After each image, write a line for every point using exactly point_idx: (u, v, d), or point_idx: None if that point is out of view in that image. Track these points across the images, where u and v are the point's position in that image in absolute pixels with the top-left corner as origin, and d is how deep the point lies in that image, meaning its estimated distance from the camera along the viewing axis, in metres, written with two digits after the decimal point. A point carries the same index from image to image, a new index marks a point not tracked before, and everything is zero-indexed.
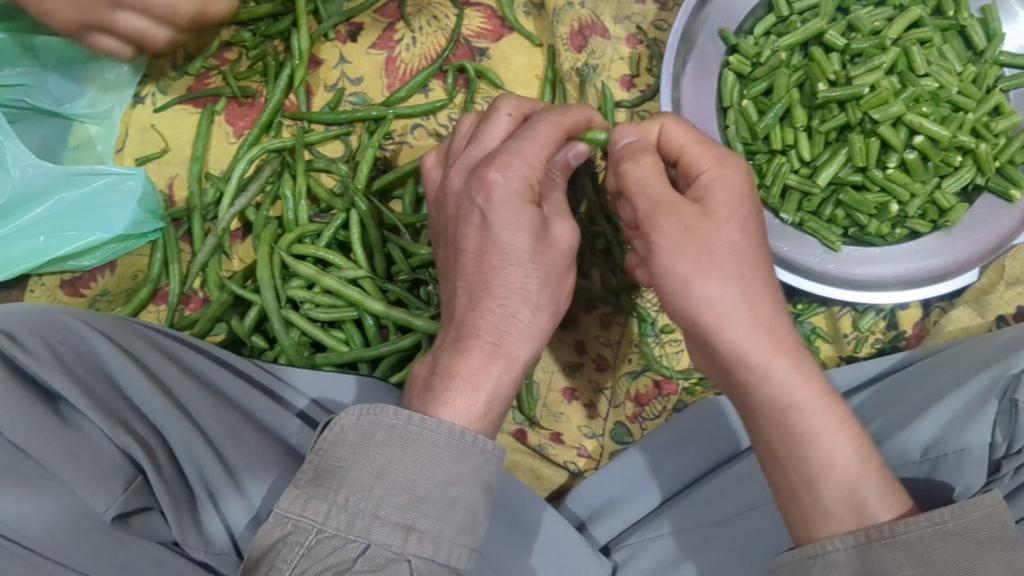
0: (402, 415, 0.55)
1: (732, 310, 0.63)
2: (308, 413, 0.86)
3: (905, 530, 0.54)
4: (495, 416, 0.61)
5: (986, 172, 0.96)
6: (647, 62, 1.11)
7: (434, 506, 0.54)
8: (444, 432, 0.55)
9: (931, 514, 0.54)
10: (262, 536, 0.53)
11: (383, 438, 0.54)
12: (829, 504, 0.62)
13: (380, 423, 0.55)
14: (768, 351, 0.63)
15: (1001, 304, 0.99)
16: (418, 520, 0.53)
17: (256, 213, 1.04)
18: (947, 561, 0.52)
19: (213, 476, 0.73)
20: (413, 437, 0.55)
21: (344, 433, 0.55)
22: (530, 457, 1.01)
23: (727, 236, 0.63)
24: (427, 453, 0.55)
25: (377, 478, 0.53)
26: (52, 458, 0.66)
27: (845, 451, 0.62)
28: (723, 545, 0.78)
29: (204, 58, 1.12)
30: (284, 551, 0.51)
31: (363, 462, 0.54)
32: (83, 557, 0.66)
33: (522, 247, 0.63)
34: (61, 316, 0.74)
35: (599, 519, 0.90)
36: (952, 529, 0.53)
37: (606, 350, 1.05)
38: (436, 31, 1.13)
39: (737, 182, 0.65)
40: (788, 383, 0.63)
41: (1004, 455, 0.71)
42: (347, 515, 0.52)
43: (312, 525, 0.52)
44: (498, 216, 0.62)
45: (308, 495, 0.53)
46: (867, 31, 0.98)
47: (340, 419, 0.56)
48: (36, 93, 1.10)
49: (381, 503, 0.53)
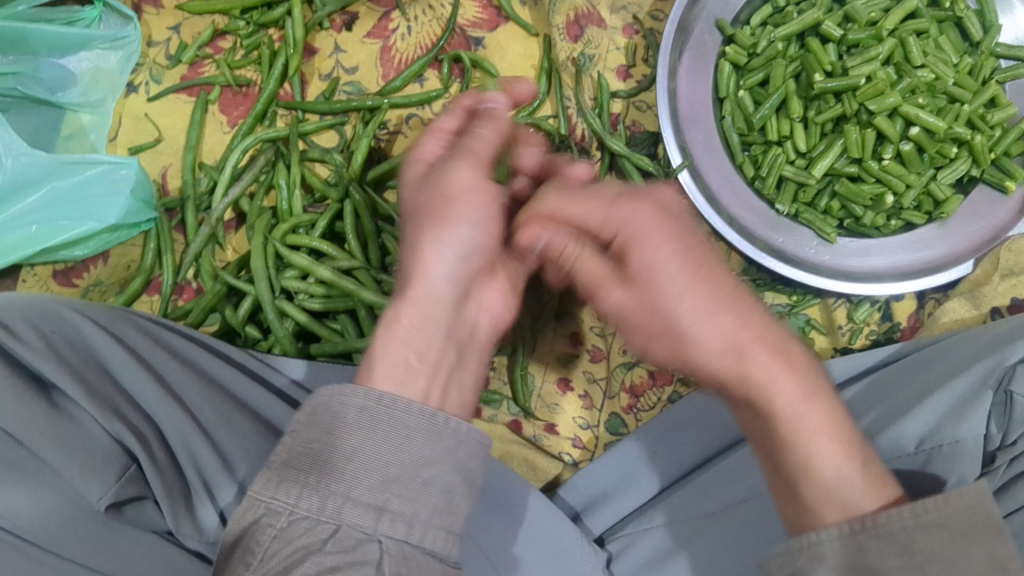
0: (373, 396, 0.55)
1: (695, 339, 0.60)
2: (288, 392, 0.85)
3: (887, 521, 0.54)
4: (407, 362, 0.59)
5: (981, 163, 0.96)
6: (644, 52, 1.11)
7: (407, 487, 0.53)
8: (416, 412, 0.56)
9: (912, 505, 0.54)
10: (236, 518, 0.54)
11: (353, 419, 0.54)
12: (814, 503, 0.59)
13: (350, 404, 0.55)
14: (739, 373, 0.60)
15: (995, 295, 0.98)
16: (390, 501, 0.53)
17: (250, 203, 1.04)
18: (930, 552, 0.52)
19: (207, 465, 0.74)
20: (384, 419, 0.55)
21: (317, 413, 0.55)
22: (524, 447, 1.00)
23: (652, 268, 0.59)
24: (399, 434, 0.55)
25: (349, 460, 0.53)
26: (45, 447, 0.66)
27: (826, 453, 0.59)
28: (716, 535, 0.79)
29: (198, 46, 1.11)
30: (259, 533, 0.52)
31: (332, 445, 0.53)
32: (76, 546, 0.66)
33: (413, 217, 0.65)
34: (54, 305, 0.73)
35: (592, 509, 0.90)
36: (935, 520, 0.53)
37: (601, 340, 1.05)
38: (431, 20, 1.13)
39: (648, 213, 0.59)
40: (767, 393, 0.59)
41: (998, 447, 0.73)
42: (319, 496, 0.52)
43: (284, 508, 0.52)
44: (406, 193, 0.67)
45: (280, 477, 0.53)
46: (864, 22, 0.98)
47: (311, 401, 0.56)
48: (27, 80, 1.08)
49: (353, 484, 0.52)
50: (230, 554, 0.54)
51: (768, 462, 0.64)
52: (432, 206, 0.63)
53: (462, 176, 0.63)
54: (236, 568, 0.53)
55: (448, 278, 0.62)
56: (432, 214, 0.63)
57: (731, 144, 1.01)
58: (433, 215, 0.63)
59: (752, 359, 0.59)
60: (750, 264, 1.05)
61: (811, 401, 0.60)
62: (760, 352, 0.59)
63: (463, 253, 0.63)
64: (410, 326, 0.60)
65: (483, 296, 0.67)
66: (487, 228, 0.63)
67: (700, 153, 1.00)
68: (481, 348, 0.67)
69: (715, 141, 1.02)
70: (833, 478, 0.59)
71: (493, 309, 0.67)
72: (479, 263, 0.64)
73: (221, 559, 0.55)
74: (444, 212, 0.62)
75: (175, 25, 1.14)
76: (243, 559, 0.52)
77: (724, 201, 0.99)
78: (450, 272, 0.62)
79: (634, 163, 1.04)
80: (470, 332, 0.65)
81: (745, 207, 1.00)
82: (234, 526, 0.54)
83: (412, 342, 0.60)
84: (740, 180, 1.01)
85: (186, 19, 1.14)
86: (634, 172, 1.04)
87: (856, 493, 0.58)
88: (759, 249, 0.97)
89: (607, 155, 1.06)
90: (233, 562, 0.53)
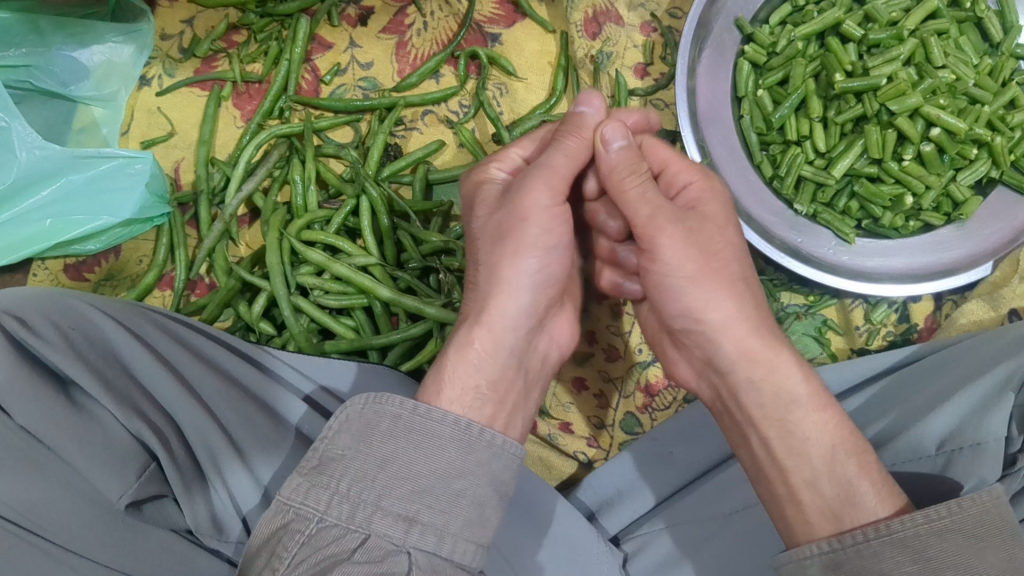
0: (407, 405, 0.55)
1: (733, 315, 0.68)
2: (316, 399, 0.84)
3: (900, 528, 0.53)
4: (468, 390, 0.62)
5: (1001, 166, 0.96)
6: (662, 50, 1.11)
7: (438, 499, 0.53)
8: (448, 423, 0.56)
9: (925, 512, 0.53)
10: (263, 524, 0.51)
11: (387, 427, 0.54)
12: (820, 507, 0.63)
13: (384, 412, 0.55)
14: (773, 350, 0.67)
15: (1014, 297, 0.98)
16: (421, 513, 0.52)
17: (264, 198, 1.03)
18: (944, 559, 0.51)
19: (222, 455, 0.72)
20: (419, 429, 0.55)
21: (351, 422, 0.55)
22: (540, 446, 1.01)
23: (721, 235, 0.70)
24: (432, 443, 0.55)
25: (380, 467, 0.53)
26: (66, 446, 0.65)
27: (833, 440, 0.64)
28: (734, 537, 0.78)
29: (212, 40, 1.11)
30: (286, 539, 0.50)
31: (366, 452, 0.53)
32: (95, 544, 0.66)
33: (480, 241, 0.69)
34: (74, 301, 0.73)
35: (609, 509, 0.90)
36: (948, 525, 0.52)
37: (616, 339, 1.05)
38: (448, 16, 1.12)
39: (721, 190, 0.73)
40: (790, 380, 0.66)
41: (1019, 449, 0.73)
42: (351, 503, 0.51)
43: (313, 514, 0.50)
44: (473, 217, 0.72)
45: (310, 483, 0.52)
46: (883, 22, 0.97)
47: (345, 407, 0.55)
48: (40, 73, 1.07)
49: (383, 494, 0.52)
50: (252, 559, 0.51)
51: (762, 487, 0.68)
52: (505, 226, 0.67)
53: (541, 198, 0.66)
54: (262, 571, 0.50)
55: (522, 304, 0.65)
56: (509, 239, 0.66)
57: (749, 144, 1.01)
58: (508, 238, 0.66)
59: (778, 345, 0.68)
60: (768, 264, 1.04)
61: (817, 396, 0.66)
62: (778, 345, 0.68)
63: (539, 275, 0.66)
64: (481, 353, 0.63)
65: (549, 323, 0.72)
66: (560, 253, 0.67)
67: (719, 151, 0.99)
68: (546, 374, 0.72)
69: (734, 140, 1.01)
70: (847, 479, 0.62)
71: (560, 338, 0.74)
72: (554, 283, 0.68)
73: (246, 564, 0.52)
74: (522, 236, 0.65)
75: (188, 18, 1.13)
76: (268, 564, 0.50)
77: (743, 200, 0.99)
78: (533, 288, 0.66)
79: None
80: (534, 364, 0.70)
81: (764, 207, 0.99)
82: (258, 534, 0.52)
83: (483, 370, 0.63)
84: (759, 179, 1.01)
85: (200, 12, 1.13)
86: None
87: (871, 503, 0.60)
88: (777, 250, 0.96)
89: None
90: (259, 565, 0.51)
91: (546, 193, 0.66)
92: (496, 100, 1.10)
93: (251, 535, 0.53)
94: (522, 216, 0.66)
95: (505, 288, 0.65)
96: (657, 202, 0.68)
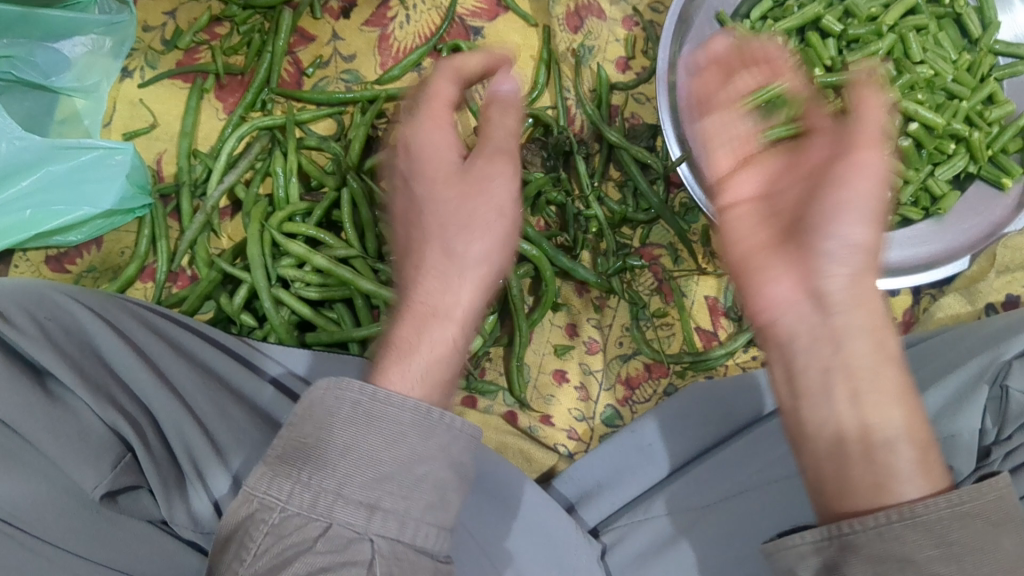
0: (367, 391, 0.54)
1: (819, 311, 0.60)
2: (283, 380, 0.85)
3: (925, 511, 0.52)
4: (443, 381, 0.63)
5: (979, 161, 0.97)
6: (643, 44, 1.12)
7: (399, 485, 0.53)
8: (410, 409, 0.55)
9: (948, 495, 0.52)
10: (232, 512, 0.53)
11: (347, 414, 0.54)
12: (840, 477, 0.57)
13: (346, 398, 0.54)
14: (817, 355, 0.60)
15: (990, 292, 0.98)
16: (382, 500, 0.52)
17: (246, 190, 1.03)
18: (966, 543, 0.51)
19: (197, 449, 0.73)
20: (378, 415, 0.54)
21: (311, 408, 0.54)
22: (519, 439, 0.98)
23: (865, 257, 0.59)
24: (393, 431, 0.54)
25: (343, 455, 0.52)
26: (40, 437, 0.65)
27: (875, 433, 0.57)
28: (718, 526, 0.79)
29: (193, 32, 1.11)
30: (252, 529, 0.51)
31: (326, 441, 0.53)
32: (69, 535, 0.65)
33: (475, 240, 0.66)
34: (51, 292, 0.73)
35: (587, 500, 0.90)
36: (971, 510, 0.52)
37: (596, 332, 1.05)
38: (430, 8, 1.13)
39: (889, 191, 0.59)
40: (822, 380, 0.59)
41: (993, 441, 0.75)
42: (312, 494, 0.51)
43: (276, 504, 0.51)
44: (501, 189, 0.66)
45: (274, 472, 0.52)
46: (863, 17, 0.98)
47: (308, 393, 0.55)
48: (21, 65, 1.05)
49: (345, 481, 0.52)
50: (223, 547, 0.53)
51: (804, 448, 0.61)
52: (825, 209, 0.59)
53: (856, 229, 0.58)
54: (231, 561, 0.52)
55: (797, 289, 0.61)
56: (811, 233, 0.59)
57: None
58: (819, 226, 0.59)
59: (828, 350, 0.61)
60: None
61: (885, 358, 0.58)
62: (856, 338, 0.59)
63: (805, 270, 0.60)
64: (445, 349, 0.64)
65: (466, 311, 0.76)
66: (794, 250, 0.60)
67: None
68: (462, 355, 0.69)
69: None
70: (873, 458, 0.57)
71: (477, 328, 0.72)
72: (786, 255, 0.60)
73: (215, 554, 0.54)
74: (831, 232, 0.58)
75: (171, 10, 1.14)
76: (237, 553, 0.52)
77: None
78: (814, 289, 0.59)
79: (633, 155, 1.04)
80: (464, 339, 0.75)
81: None
82: (228, 521, 0.53)
83: (444, 362, 0.64)
84: None
85: (181, 4, 1.14)
86: (632, 164, 1.04)
87: (894, 431, 0.56)
88: None
89: (606, 147, 1.06)
90: (228, 556, 0.52)
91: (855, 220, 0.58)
92: (479, 93, 1.10)
93: (220, 522, 0.54)
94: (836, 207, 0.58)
95: (457, 264, 0.66)
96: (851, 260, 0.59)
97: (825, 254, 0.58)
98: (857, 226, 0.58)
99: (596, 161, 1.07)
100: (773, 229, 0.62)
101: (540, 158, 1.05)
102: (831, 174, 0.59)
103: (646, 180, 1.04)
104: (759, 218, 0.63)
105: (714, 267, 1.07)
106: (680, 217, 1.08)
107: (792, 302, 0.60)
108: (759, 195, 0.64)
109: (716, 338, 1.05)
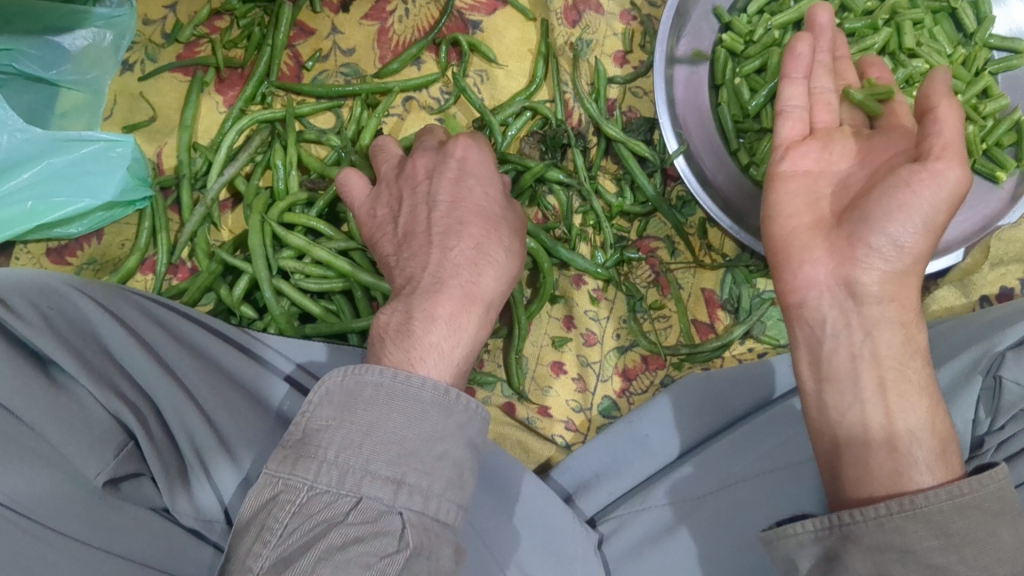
0: (388, 373, 0.58)
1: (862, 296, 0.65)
2: (296, 378, 0.85)
3: (925, 503, 0.54)
4: (461, 359, 0.68)
5: (975, 155, 0.97)
6: (641, 38, 1.12)
7: (422, 462, 0.55)
8: (429, 389, 0.58)
9: (948, 488, 0.54)
10: (252, 497, 0.54)
11: (369, 395, 0.57)
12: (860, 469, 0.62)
13: (366, 381, 0.57)
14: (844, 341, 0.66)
15: (985, 284, 1.00)
16: (408, 475, 0.55)
17: (245, 183, 1.04)
18: (966, 535, 0.53)
19: (200, 439, 0.73)
20: (400, 394, 0.57)
21: (334, 394, 0.57)
22: (518, 430, 0.99)
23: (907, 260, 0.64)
24: (414, 408, 0.57)
25: (366, 435, 0.55)
26: (45, 425, 0.66)
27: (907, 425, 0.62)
28: (714, 514, 0.80)
29: (194, 26, 1.12)
30: (276, 510, 0.53)
31: (350, 420, 0.56)
32: (72, 522, 0.66)
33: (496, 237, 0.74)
34: (59, 285, 0.74)
35: (585, 490, 0.90)
36: (970, 502, 0.54)
37: (594, 324, 1.06)
38: (429, 2, 1.13)
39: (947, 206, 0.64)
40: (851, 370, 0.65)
41: (986, 431, 0.75)
42: (338, 471, 0.54)
43: (303, 483, 0.54)
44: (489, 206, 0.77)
45: (297, 454, 0.55)
46: (860, 11, 1.00)
47: (325, 381, 0.58)
48: (22, 58, 1.06)
49: (371, 458, 0.55)
50: (239, 536, 0.54)
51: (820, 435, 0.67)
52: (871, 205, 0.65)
53: (904, 232, 0.64)
54: (250, 542, 0.52)
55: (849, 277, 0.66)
56: (862, 229, 0.65)
57: (726, 131, 1.01)
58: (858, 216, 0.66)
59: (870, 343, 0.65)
60: (744, 251, 1.07)
61: (910, 353, 0.65)
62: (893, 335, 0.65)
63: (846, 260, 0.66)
64: (469, 329, 0.69)
65: None
66: (842, 241, 0.66)
67: (697, 140, 1.01)
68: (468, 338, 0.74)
69: (711, 129, 1.03)
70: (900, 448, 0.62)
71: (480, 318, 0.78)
72: (840, 244, 0.66)
73: (229, 548, 0.54)
74: (881, 231, 0.64)
75: (171, 4, 1.14)
76: (258, 537, 0.52)
77: (718, 184, 1.01)
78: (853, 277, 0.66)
79: (631, 149, 1.05)
80: None
81: (732, 185, 1.00)
82: (246, 509, 0.54)
83: (466, 343, 0.69)
84: (736, 167, 1.01)
85: None
86: (630, 158, 1.05)
87: (916, 424, 0.62)
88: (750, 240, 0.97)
89: (604, 140, 1.07)
90: (246, 544, 0.53)
91: (906, 225, 0.63)
92: (477, 87, 1.11)
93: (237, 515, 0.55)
94: (892, 207, 0.64)
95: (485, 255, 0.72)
96: (895, 259, 0.64)
97: (874, 250, 0.64)
98: (909, 231, 0.64)
99: (594, 153, 1.07)
100: (817, 209, 0.70)
101: (538, 151, 1.05)
102: (900, 175, 0.64)
103: (643, 173, 1.05)
104: (807, 196, 0.72)
105: (711, 260, 1.08)
106: (677, 210, 1.09)
107: (826, 285, 0.67)
108: (814, 169, 0.73)
109: (712, 330, 1.06)
